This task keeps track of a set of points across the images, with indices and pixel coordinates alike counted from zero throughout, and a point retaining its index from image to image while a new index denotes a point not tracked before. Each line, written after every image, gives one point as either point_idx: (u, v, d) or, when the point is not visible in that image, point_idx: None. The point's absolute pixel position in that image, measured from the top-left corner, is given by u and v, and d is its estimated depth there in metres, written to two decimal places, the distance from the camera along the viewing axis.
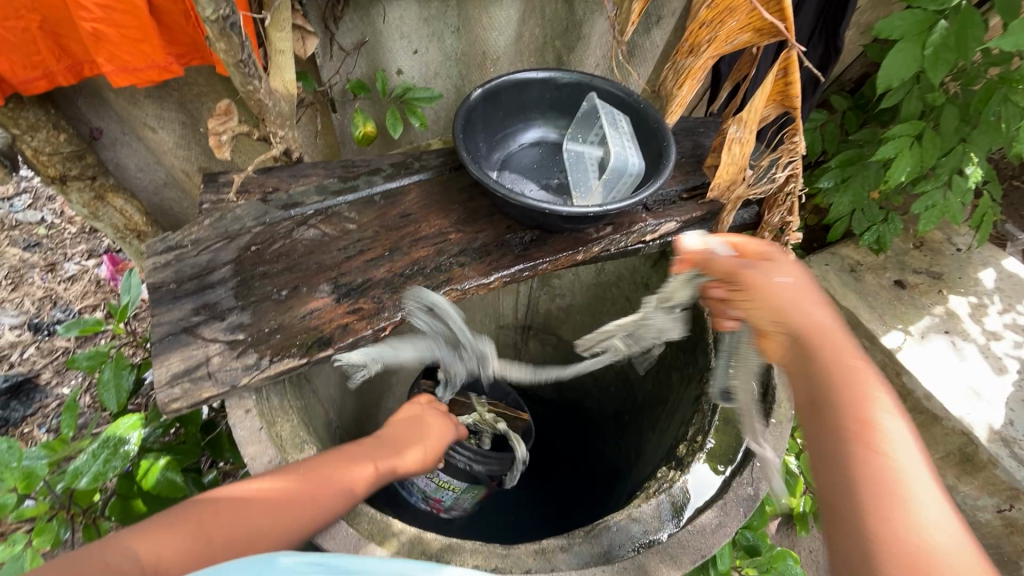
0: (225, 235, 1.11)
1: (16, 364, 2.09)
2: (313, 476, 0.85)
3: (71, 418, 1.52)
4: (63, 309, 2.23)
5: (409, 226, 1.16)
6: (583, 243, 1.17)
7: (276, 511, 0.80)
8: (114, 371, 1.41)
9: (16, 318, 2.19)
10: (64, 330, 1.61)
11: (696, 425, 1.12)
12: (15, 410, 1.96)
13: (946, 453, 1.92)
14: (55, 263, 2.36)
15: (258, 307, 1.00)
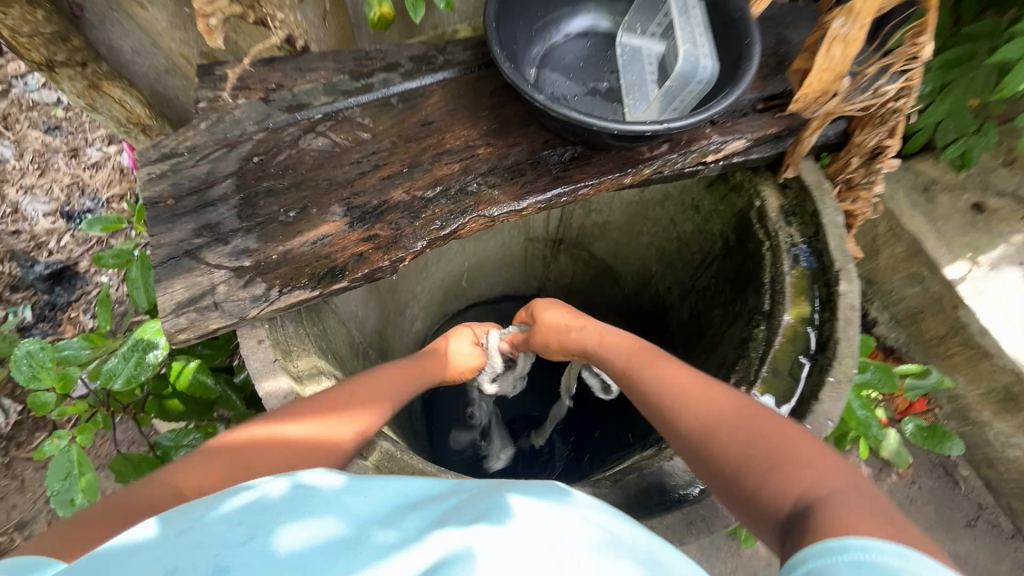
0: (224, 142, 0.98)
1: (55, 252, 2.09)
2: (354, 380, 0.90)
3: (105, 312, 1.51)
4: (92, 199, 2.18)
5: (430, 137, 1.00)
6: (633, 164, 1.00)
7: (333, 409, 0.79)
8: (138, 271, 1.35)
9: (48, 205, 2.15)
10: (84, 225, 1.53)
11: (741, 373, 1.04)
12: (60, 295, 2.02)
13: (989, 390, 1.85)
14: (78, 148, 2.27)
15: (265, 230, 0.90)
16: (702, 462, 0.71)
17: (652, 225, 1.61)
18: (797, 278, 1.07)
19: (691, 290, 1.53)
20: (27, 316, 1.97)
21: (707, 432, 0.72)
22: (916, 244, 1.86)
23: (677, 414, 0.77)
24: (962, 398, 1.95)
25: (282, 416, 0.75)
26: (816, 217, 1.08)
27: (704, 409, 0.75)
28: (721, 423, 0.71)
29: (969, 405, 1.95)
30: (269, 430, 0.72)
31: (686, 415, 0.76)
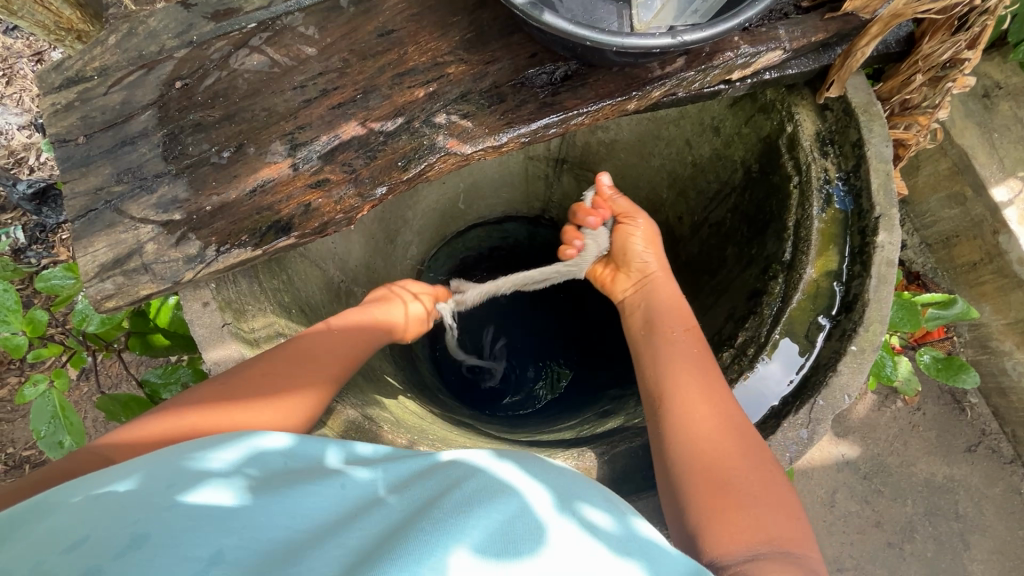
0: (140, 62, 0.80)
1: (36, 169, 1.82)
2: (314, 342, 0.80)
3: None
4: None
5: (390, 51, 0.81)
6: (638, 85, 0.81)
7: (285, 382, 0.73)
8: None
9: (20, 117, 1.86)
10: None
11: (749, 333, 0.94)
12: (49, 217, 1.76)
13: (1015, 320, 1.73)
14: (42, 51, 1.92)
15: (196, 174, 0.76)
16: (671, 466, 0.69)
17: (664, 144, 1.40)
18: (827, 224, 0.92)
19: (703, 223, 1.37)
20: (19, 238, 1.74)
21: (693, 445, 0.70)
22: (964, 159, 1.63)
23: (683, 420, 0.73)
24: (983, 326, 1.81)
25: (223, 390, 0.69)
26: (859, 147, 0.90)
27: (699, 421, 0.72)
28: (708, 442, 0.69)
29: (990, 334, 1.81)
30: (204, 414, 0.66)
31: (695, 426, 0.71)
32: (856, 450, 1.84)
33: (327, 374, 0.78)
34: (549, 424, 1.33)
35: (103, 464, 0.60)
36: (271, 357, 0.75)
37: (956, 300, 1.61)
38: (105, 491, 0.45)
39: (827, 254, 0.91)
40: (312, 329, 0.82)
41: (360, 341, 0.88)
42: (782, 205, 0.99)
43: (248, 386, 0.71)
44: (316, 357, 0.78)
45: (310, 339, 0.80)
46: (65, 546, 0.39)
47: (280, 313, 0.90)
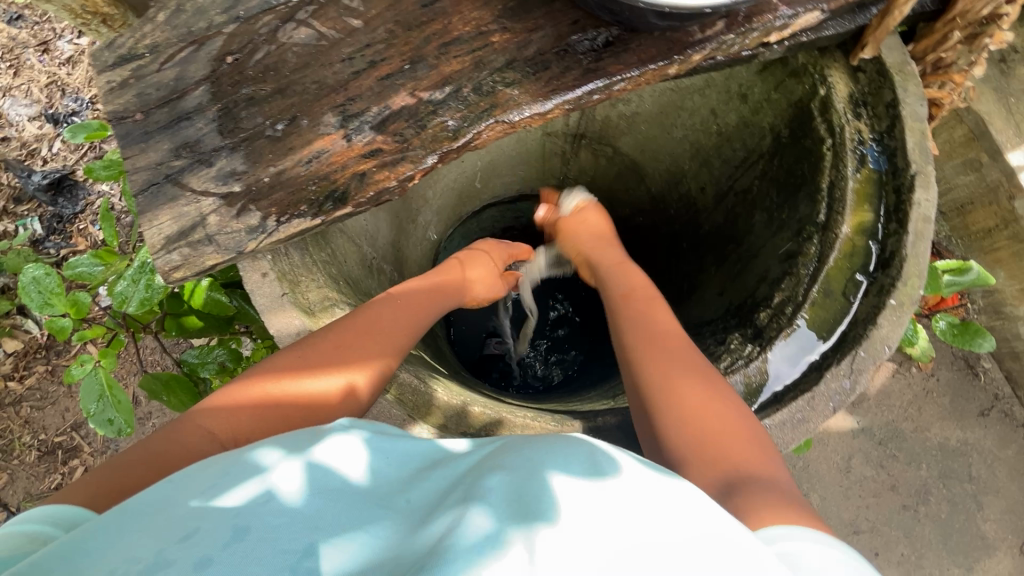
0: (190, 38, 0.81)
1: (50, 159, 1.82)
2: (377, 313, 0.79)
3: (111, 224, 1.38)
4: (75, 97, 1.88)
5: (433, 21, 0.82)
6: (680, 49, 0.83)
7: (369, 339, 0.75)
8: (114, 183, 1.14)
9: (31, 108, 1.86)
10: (67, 134, 1.26)
11: (785, 292, 0.95)
12: (65, 208, 1.79)
13: None
14: (48, 40, 1.92)
15: (252, 147, 0.78)
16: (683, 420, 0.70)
17: (688, 115, 1.42)
18: (862, 183, 0.94)
19: (728, 192, 1.38)
20: (37, 229, 1.76)
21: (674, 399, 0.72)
22: (979, 126, 1.63)
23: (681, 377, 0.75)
24: (998, 292, 1.84)
25: (299, 357, 0.71)
26: (893, 107, 0.93)
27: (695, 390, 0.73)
28: (695, 408, 0.70)
29: (1004, 299, 1.84)
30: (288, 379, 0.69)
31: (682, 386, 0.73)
32: (871, 416, 1.88)
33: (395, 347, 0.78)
34: (578, 394, 1.37)
35: (201, 442, 0.62)
36: (338, 327, 0.75)
37: (970, 267, 1.64)
38: (214, 485, 0.48)
39: (860, 214, 0.93)
40: (375, 300, 0.82)
41: (423, 308, 0.87)
42: (814, 166, 1.00)
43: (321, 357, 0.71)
44: (379, 325, 0.78)
45: (376, 309, 0.80)
46: (183, 532, 0.43)
47: (332, 284, 0.93)
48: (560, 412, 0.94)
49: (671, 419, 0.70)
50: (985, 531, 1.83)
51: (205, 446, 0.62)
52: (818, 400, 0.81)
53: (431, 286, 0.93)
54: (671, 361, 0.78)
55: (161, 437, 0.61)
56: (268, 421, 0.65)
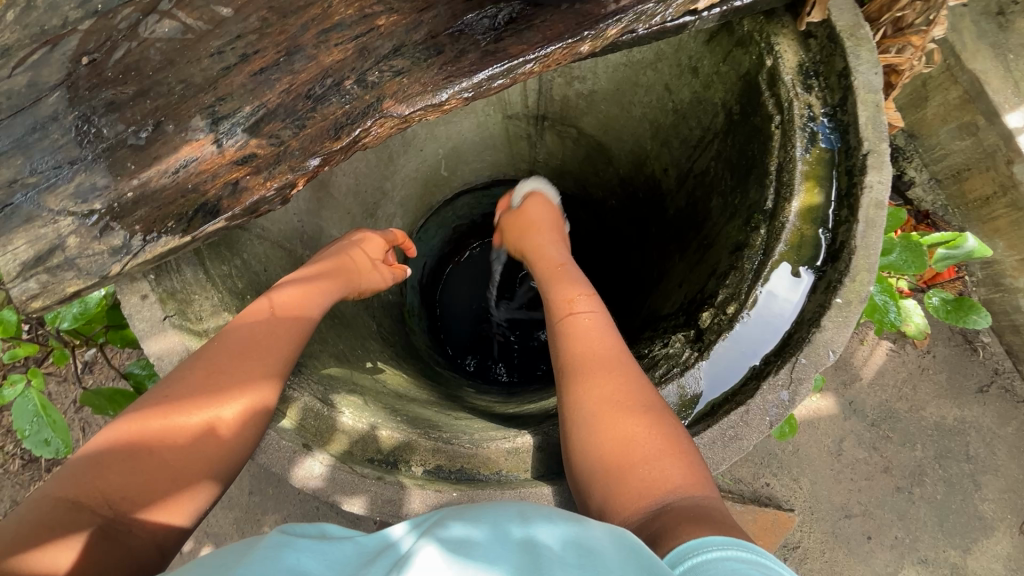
0: (43, 38, 0.73)
1: None
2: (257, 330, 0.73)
3: None
4: None
5: (311, 5, 0.73)
6: (590, 24, 0.73)
7: (250, 364, 0.70)
8: None
9: None
10: None
11: (729, 288, 0.87)
12: None
13: None
14: None
15: (114, 158, 0.71)
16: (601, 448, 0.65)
17: (644, 91, 1.31)
18: (812, 166, 0.84)
19: (689, 173, 1.28)
20: None
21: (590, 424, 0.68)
22: (975, 86, 1.52)
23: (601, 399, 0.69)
24: (997, 263, 1.73)
25: (172, 402, 0.65)
26: (845, 77, 0.82)
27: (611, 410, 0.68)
28: (612, 429, 0.66)
29: (1004, 271, 1.73)
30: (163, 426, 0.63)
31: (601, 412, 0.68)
32: (863, 397, 1.79)
33: (283, 360, 0.73)
34: (537, 395, 1.30)
35: (70, 513, 0.56)
36: (210, 356, 0.69)
37: (966, 239, 1.52)
38: None
39: (810, 196, 0.84)
40: (250, 311, 0.75)
41: (311, 311, 0.81)
42: (762, 147, 0.90)
43: (197, 396, 0.66)
44: (259, 345, 0.72)
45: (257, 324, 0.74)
46: None
47: (232, 302, 0.85)
48: (490, 425, 0.88)
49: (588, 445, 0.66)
50: (982, 511, 1.75)
51: (78, 516, 0.56)
52: (751, 415, 0.72)
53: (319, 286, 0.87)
54: (586, 372, 0.73)
55: (25, 522, 0.54)
56: (150, 474, 0.61)
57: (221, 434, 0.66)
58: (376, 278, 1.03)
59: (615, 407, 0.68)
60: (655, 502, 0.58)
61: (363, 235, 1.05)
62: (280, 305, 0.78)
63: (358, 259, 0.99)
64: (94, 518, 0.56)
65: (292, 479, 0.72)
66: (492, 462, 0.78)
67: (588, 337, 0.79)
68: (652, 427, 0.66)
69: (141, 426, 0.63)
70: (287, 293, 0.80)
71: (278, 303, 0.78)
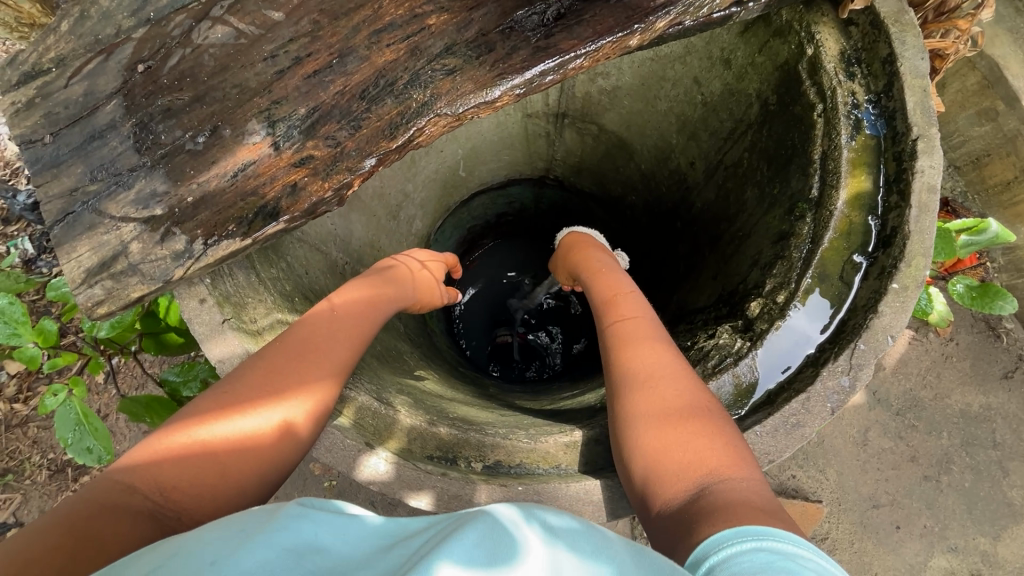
0: (98, 47, 0.74)
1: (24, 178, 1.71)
2: (317, 333, 0.73)
3: None
4: None
5: (362, 6, 0.73)
6: (641, 16, 0.73)
7: (308, 365, 0.69)
8: None
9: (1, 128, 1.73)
10: None
11: (776, 278, 0.87)
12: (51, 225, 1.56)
13: None
14: None
15: (172, 164, 0.71)
16: (660, 433, 0.64)
17: (671, 85, 1.31)
18: (858, 153, 0.84)
19: (718, 166, 1.28)
20: (28, 248, 1.58)
21: (638, 411, 0.68)
22: (995, 71, 1.51)
23: (662, 388, 0.69)
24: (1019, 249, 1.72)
25: (228, 394, 0.64)
26: (890, 63, 0.82)
27: (672, 398, 0.67)
28: (661, 415, 0.66)
29: None
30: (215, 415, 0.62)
31: (661, 399, 0.67)
32: (888, 387, 1.79)
33: (337, 363, 0.72)
34: (573, 389, 1.32)
35: (117, 492, 0.54)
36: (272, 354, 0.69)
37: (988, 225, 1.51)
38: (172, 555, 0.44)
39: (857, 182, 0.84)
40: (313, 316, 0.75)
41: (366, 317, 0.81)
42: (803, 135, 0.91)
43: (251, 388, 0.65)
44: (319, 348, 0.72)
45: (317, 328, 0.74)
46: None
47: (283, 304, 0.86)
48: (541, 420, 0.89)
49: (638, 430, 0.65)
50: (1011, 498, 1.74)
51: (127, 498, 0.53)
52: (813, 403, 0.72)
53: (376, 292, 0.87)
54: (646, 362, 0.73)
55: (77, 499, 0.52)
56: (198, 463, 0.58)
57: (274, 431, 0.64)
58: (431, 294, 1.04)
59: (666, 396, 0.67)
60: (695, 486, 0.57)
61: (420, 254, 1.07)
62: (339, 311, 0.78)
63: (418, 269, 1.01)
64: (142, 500, 0.54)
65: (358, 477, 0.73)
66: (550, 456, 0.78)
67: (639, 331, 0.79)
68: (705, 417, 0.64)
69: (195, 413, 0.62)
70: (347, 301, 0.81)
71: (337, 310, 0.78)
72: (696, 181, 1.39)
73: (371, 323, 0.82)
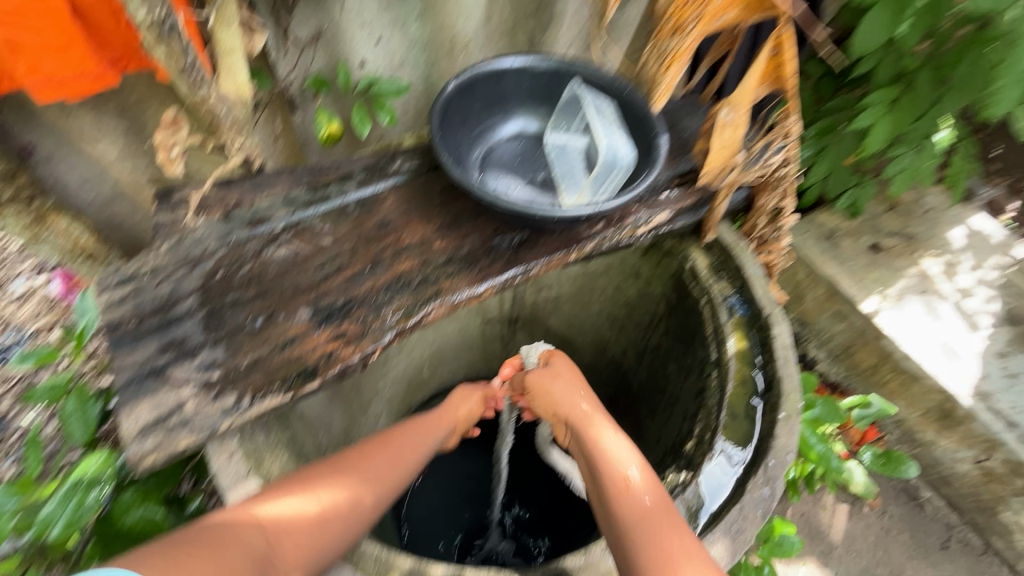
0: (186, 260, 1.01)
1: None
2: (377, 454, 0.97)
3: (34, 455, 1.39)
4: (14, 332, 2.00)
5: (390, 238, 1.07)
6: (575, 242, 1.12)
7: (361, 477, 0.91)
8: (81, 405, 1.37)
9: None
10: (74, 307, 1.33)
11: (703, 421, 1.10)
12: None
13: (926, 410, 1.96)
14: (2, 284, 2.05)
15: (232, 341, 0.92)
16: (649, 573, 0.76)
17: (600, 292, 1.72)
18: (736, 326, 1.18)
19: (645, 350, 1.61)
20: None
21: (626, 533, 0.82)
22: (833, 286, 2.05)
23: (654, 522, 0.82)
24: (906, 421, 2.05)
25: (298, 486, 0.84)
26: (740, 270, 1.22)
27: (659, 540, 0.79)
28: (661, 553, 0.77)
29: (913, 427, 2.04)
30: (283, 499, 0.81)
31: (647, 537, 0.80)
32: (846, 566, 1.88)
33: (388, 473, 0.95)
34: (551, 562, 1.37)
35: (219, 524, 0.75)
36: (336, 462, 0.92)
37: (872, 400, 1.86)
38: None
39: (740, 346, 1.15)
40: (379, 438, 1.01)
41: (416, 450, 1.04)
42: (699, 316, 1.26)
43: (316, 479, 0.86)
44: (372, 461, 0.95)
45: (378, 445, 0.99)
46: None
47: (293, 465, 0.97)
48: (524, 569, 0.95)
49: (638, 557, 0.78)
50: None
51: (212, 528, 0.74)
52: (748, 510, 0.91)
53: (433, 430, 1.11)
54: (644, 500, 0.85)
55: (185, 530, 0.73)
56: (264, 533, 0.77)
57: (328, 521, 0.82)
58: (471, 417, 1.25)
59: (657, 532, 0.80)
60: None
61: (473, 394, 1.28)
62: (398, 440, 1.03)
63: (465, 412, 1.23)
64: (226, 535, 0.74)
65: None
66: None
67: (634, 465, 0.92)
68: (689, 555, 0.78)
69: (271, 494, 0.82)
70: (405, 433, 1.05)
71: (398, 438, 1.03)
72: (630, 362, 1.71)
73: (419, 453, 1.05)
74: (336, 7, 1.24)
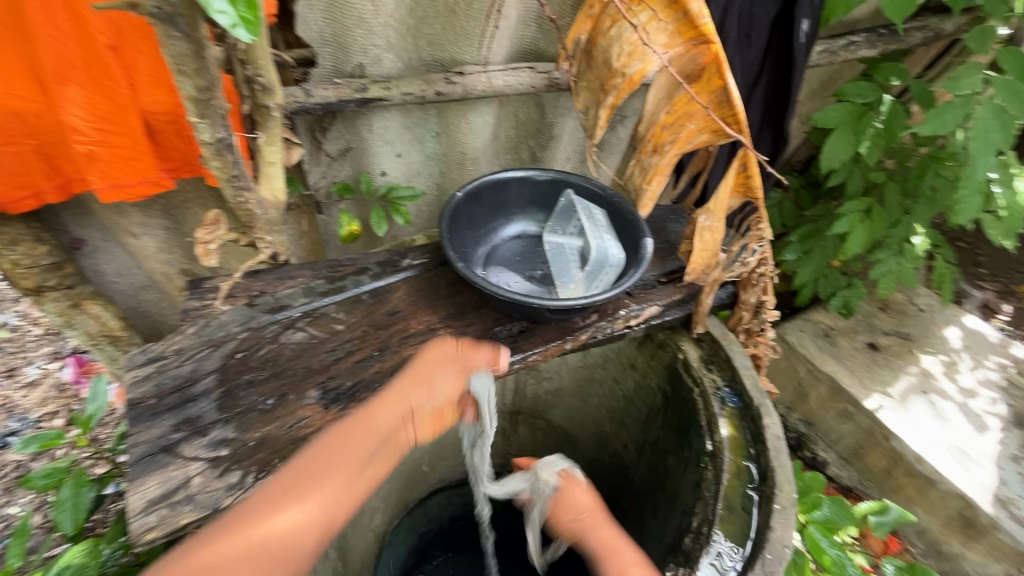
0: (209, 343, 1.09)
1: None
2: (304, 486, 0.74)
3: (19, 544, 1.38)
4: (18, 419, 2.00)
5: (398, 327, 1.16)
6: (570, 332, 1.20)
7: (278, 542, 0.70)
8: (74, 490, 1.37)
9: None
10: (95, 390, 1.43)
11: (700, 513, 1.10)
12: None
13: (947, 518, 1.87)
14: (15, 368, 2.13)
15: (243, 419, 0.97)
16: None
17: (598, 384, 1.76)
18: (729, 417, 1.22)
19: (643, 443, 1.61)
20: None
21: None
22: (835, 384, 2.07)
23: None
24: (928, 531, 1.95)
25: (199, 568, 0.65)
26: (730, 362, 1.29)
27: None
28: None
29: (937, 537, 1.93)
30: None
31: None
32: None
33: (321, 512, 0.73)
34: None
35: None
36: (252, 518, 0.70)
37: (888, 507, 1.73)
38: None
39: (733, 436, 1.18)
40: (316, 455, 0.78)
41: (352, 465, 0.78)
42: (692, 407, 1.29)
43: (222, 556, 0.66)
44: (303, 492, 0.74)
45: (312, 474, 0.76)
46: None
47: None
48: None
49: None
50: None
51: None
52: None
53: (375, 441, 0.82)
54: None
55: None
56: None
57: None
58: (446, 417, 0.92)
59: None
60: None
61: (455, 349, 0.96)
62: (334, 460, 0.78)
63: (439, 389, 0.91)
64: None
65: None
66: None
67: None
68: None
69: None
70: (339, 449, 0.79)
71: (336, 457, 0.78)
72: (627, 455, 1.70)
73: (356, 471, 0.78)
74: (365, 128, 1.44)
